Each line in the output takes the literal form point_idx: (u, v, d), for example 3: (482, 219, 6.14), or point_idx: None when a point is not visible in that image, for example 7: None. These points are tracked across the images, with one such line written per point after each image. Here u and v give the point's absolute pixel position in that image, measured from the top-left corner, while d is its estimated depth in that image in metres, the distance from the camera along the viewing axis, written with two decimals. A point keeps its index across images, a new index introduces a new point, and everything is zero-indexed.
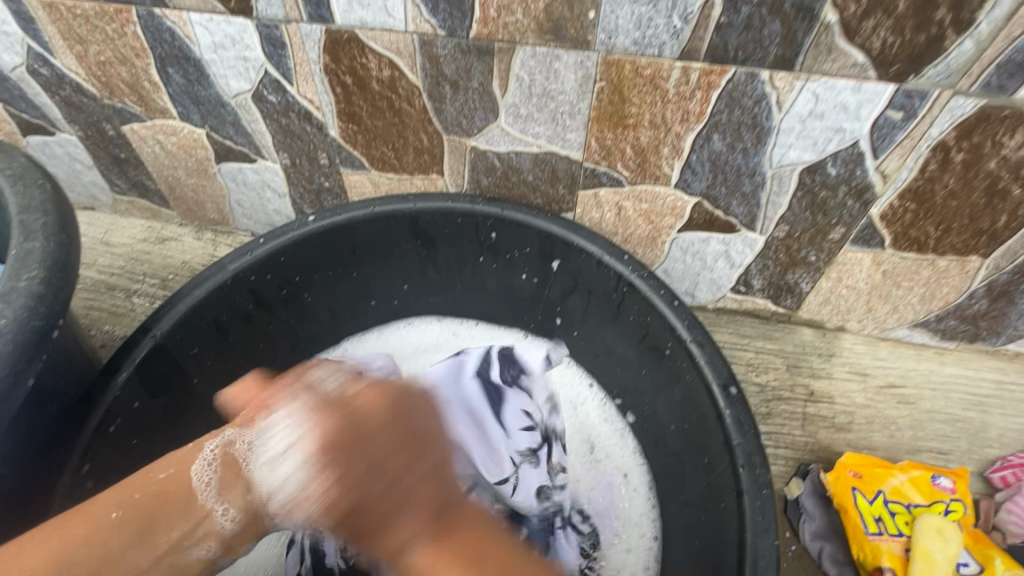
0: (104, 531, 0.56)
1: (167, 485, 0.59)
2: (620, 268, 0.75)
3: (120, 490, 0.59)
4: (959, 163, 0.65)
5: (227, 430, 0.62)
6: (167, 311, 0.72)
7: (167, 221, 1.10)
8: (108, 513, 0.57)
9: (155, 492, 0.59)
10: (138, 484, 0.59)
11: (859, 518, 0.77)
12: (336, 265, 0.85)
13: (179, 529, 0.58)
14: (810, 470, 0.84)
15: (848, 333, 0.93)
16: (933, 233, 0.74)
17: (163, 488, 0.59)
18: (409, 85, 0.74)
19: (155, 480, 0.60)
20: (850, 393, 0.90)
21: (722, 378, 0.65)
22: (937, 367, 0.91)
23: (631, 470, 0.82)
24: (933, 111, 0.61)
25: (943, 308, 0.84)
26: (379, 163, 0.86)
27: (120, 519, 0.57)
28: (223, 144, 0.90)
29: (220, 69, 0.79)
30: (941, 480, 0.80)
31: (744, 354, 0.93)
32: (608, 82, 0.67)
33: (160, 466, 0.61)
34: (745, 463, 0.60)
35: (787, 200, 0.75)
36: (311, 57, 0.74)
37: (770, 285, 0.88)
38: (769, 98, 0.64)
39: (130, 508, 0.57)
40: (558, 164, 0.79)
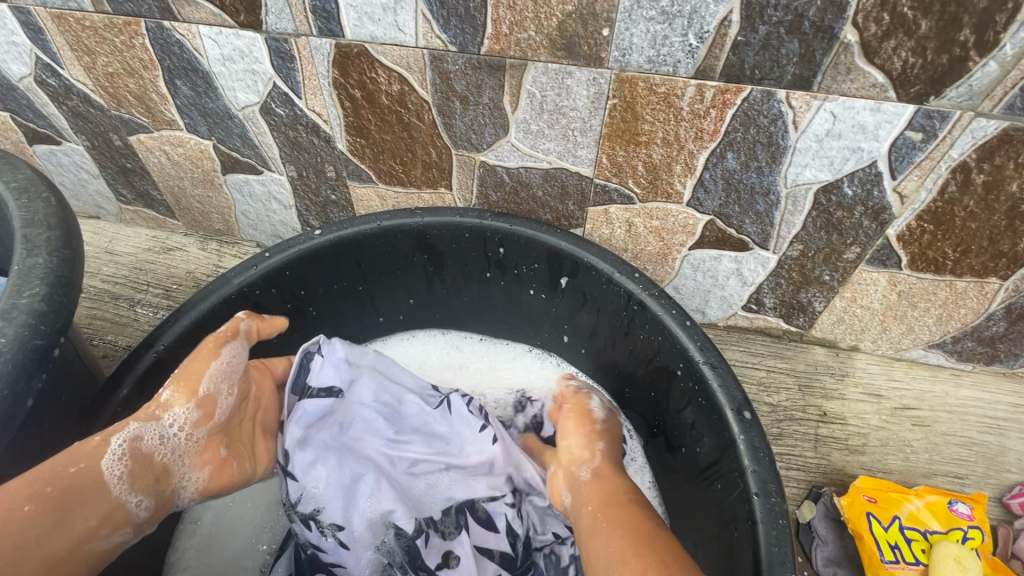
0: (13, 524, 0.49)
1: (81, 478, 0.54)
2: (631, 286, 0.74)
3: (29, 480, 0.52)
4: (979, 185, 0.64)
5: (131, 424, 0.60)
6: (171, 325, 0.71)
7: (172, 231, 1.10)
8: (17, 505, 0.50)
9: (65, 485, 0.53)
10: (44, 476, 0.53)
11: (875, 546, 0.75)
12: (342, 278, 0.84)
13: (96, 516, 0.54)
14: (822, 493, 0.82)
15: (861, 353, 0.92)
16: (951, 255, 0.72)
17: (79, 480, 0.54)
18: (419, 100, 0.73)
19: (65, 473, 0.54)
20: (864, 414, 0.88)
21: (735, 402, 0.63)
22: (953, 389, 0.89)
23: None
24: (954, 132, 0.60)
25: (959, 330, 0.82)
26: (386, 177, 0.86)
27: (33, 512, 0.50)
28: (230, 155, 0.90)
29: (228, 81, 0.78)
30: (958, 506, 0.78)
31: (755, 373, 0.91)
32: (621, 100, 0.66)
33: (69, 458, 0.55)
34: (761, 491, 0.58)
35: (802, 219, 0.73)
36: (320, 71, 0.73)
37: (782, 304, 0.87)
38: (785, 118, 0.63)
39: (45, 498, 0.52)
40: (568, 180, 0.78)
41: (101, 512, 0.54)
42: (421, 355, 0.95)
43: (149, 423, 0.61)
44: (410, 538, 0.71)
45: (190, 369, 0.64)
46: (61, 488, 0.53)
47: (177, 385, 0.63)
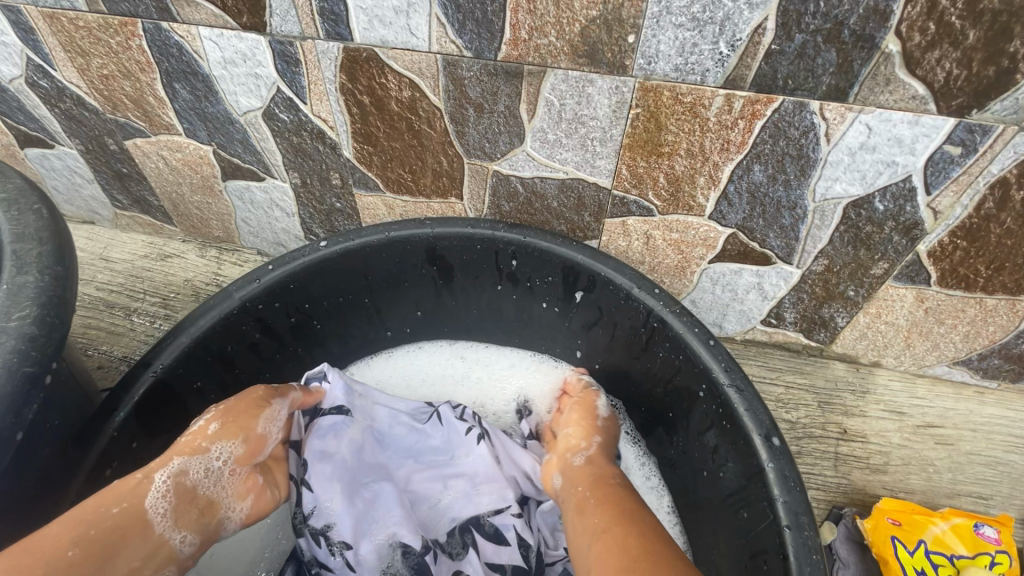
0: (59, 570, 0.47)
1: (125, 521, 0.53)
2: (651, 302, 0.71)
3: (70, 522, 0.51)
4: (1018, 201, 0.61)
5: (175, 460, 0.60)
6: (170, 343, 0.68)
7: (170, 237, 1.06)
8: (63, 550, 0.48)
9: (108, 528, 0.52)
10: (89, 519, 0.52)
11: (901, 571, 0.72)
12: (348, 290, 0.81)
13: (140, 556, 0.53)
14: (844, 514, 0.79)
15: (883, 369, 0.89)
16: (983, 272, 0.70)
17: (123, 523, 0.53)
18: (430, 107, 0.70)
19: (109, 515, 0.53)
20: (885, 432, 0.86)
21: (763, 428, 0.61)
22: (977, 407, 0.87)
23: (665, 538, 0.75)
24: (996, 147, 0.57)
25: (987, 348, 0.80)
26: (394, 185, 0.82)
27: (75, 557, 0.49)
28: (230, 161, 0.86)
29: (229, 86, 0.74)
30: (985, 530, 0.76)
31: (773, 388, 0.88)
32: (644, 109, 0.63)
33: (114, 498, 0.54)
34: (792, 524, 0.56)
35: (829, 233, 0.71)
36: (326, 76, 0.69)
37: (803, 319, 0.84)
38: (817, 130, 0.60)
39: (90, 542, 0.50)
40: (585, 190, 0.75)
41: (144, 553, 0.53)
42: (425, 367, 0.91)
43: (194, 456, 0.61)
44: (419, 556, 0.67)
45: (237, 407, 0.66)
46: (104, 531, 0.52)
47: (223, 422, 0.64)
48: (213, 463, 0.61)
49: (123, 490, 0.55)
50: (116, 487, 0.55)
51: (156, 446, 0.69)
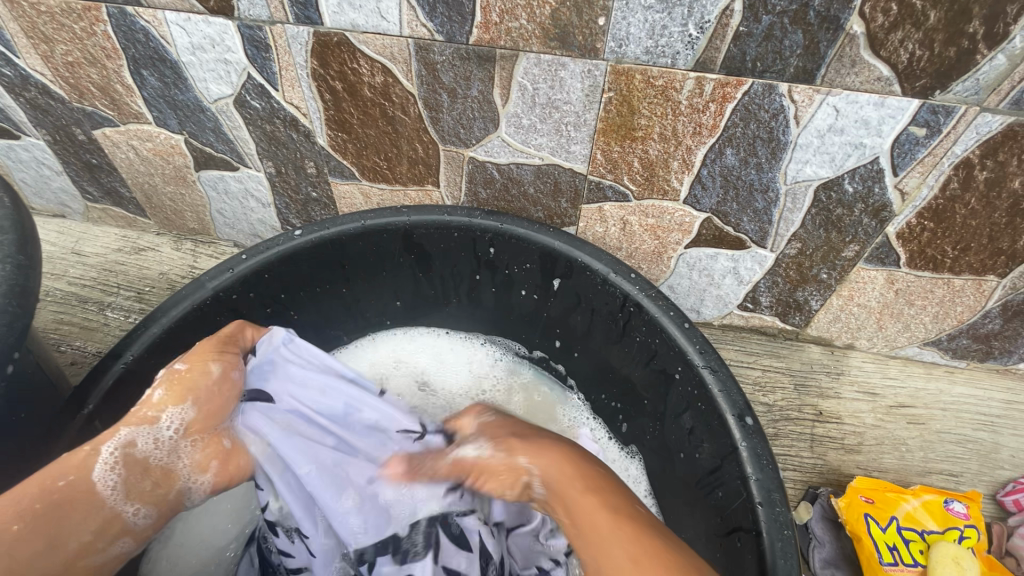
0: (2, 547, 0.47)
1: (71, 493, 0.53)
2: (627, 287, 0.72)
3: (14, 497, 0.50)
4: (981, 182, 0.63)
5: (122, 429, 0.57)
6: (140, 334, 0.67)
7: (144, 230, 1.04)
8: (6, 525, 0.48)
9: (55, 501, 0.52)
10: (30, 489, 0.51)
11: (873, 547, 0.74)
12: (325, 280, 0.81)
13: (92, 526, 0.54)
14: (820, 494, 0.81)
15: (856, 351, 0.91)
16: (950, 253, 0.71)
17: (67, 496, 0.52)
18: (403, 92, 0.69)
19: (54, 488, 0.52)
20: (859, 413, 0.87)
21: (737, 408, 0.62)
22: (947, 386, 0.89)
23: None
24: (959, 128, 0.58)
25: (955, 328, 0.81)
26: (370, 174, 0.82)
27: (21, 532, 0.49)
28: (203, 151, 0.85)
29: (199, 72, 0.73)
30: (953, 505, 0.78)
31: (750, 372, 0.90)
32: (617, 93, 0.63)
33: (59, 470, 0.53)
34: (764, 501, 0.57)
35: (801, 216, 0.72)
36: (297, 61, 0.69)
37: (778, 302, 0.85)
38: (786, 112, 0.61)
39: (34, 518, 0.50)
40: (561, 176, 0.75)
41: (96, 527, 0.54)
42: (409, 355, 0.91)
43: (140, 427, 0.58)
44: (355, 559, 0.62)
45: (183, 375, 0.62)
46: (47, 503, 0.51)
47: (167, 387, 0.61)
48: (158, 436, 0.58)
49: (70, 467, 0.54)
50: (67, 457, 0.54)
51: None
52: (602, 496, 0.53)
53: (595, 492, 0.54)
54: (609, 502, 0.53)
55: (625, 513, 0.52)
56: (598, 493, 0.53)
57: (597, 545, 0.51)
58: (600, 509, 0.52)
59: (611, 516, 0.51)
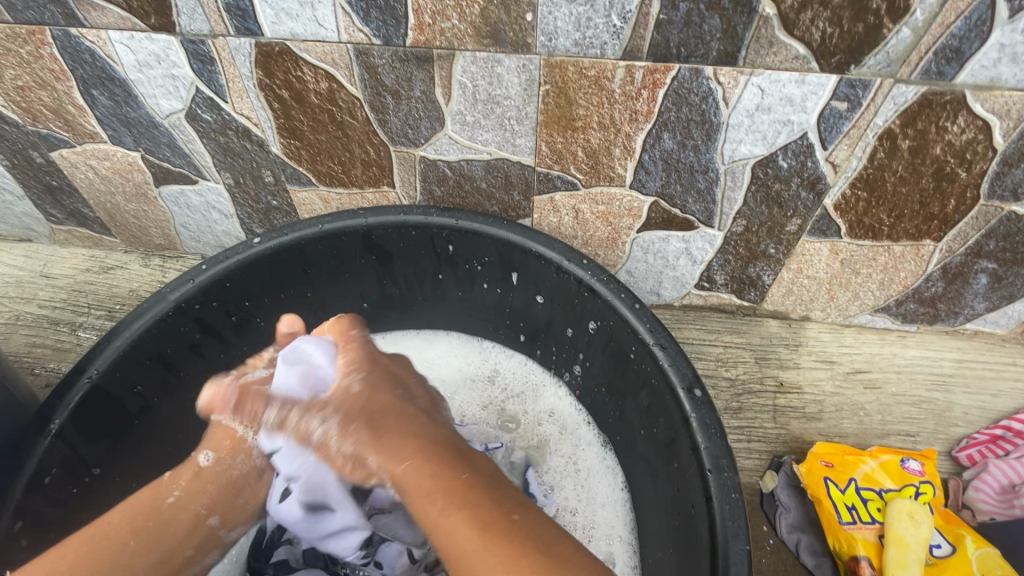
0: (162, 512, 0.59)
1: (203, 481, 0.63)
2: (580, 273, 0.74)
3: (131, 514, 0.58)
4: (906, 150, 0.65)
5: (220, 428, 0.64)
6: (103, 349, 0.68)
7: (111, 249, 1.05)
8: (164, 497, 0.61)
9: (165, 518, 0.59)
10: (176, 475, 0.63)
11: (832, 508, 0.77)
12: (289, 286, 0.82)
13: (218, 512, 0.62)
14: (784, 462, 0.83)
15: (813, 322, 0.94)
16: (886, 220, 0.74)
17: (197, 485, 0.63)
18: (349, 97, 0.71)
19: (167, 490, 0.61)
20: (818, 381, 0.90)
21: (686, 381, 0.64)
22: (900, 350, 0.92)
23: (615, 524, 0.78)
24: (877, 100, 0.61)
25: (902, 293, 0.85)
26: (326, 178, 0.83)
27: (167, 509, 0.60)
28: (160, 166, 0.86)
29: (148, 88, 0.74)
30: (909, 463, 0.81)
31: (712, 349, 0.92)
32: (553, 85, 0.65)
33: (170, 487, 0.62)
34: (713, 467, 0.59)
35: (742, 194, 0.74)
36: (242, 73, 0.70)
37: (733, 279, 0.88)
38: (715, 95, 0.63)
39: (211, 501, 0.63)
40: (510, 169, 0.77)
41: (196, 540, 0.60)
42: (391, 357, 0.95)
43: (233, 451, 0.65)
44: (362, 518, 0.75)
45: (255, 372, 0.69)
46: (153, 533, 0.58)
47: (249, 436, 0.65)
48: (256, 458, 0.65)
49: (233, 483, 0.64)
50: (175, 476, 0.63)
51: (95, 450, 0.70)
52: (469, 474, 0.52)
53: (460, 491, 0.49)
54: (510, 540, 0.46)
55: (479, 503, 0.49)
56: (470, 491, 0.50)
57: (454, 526, 0.48)
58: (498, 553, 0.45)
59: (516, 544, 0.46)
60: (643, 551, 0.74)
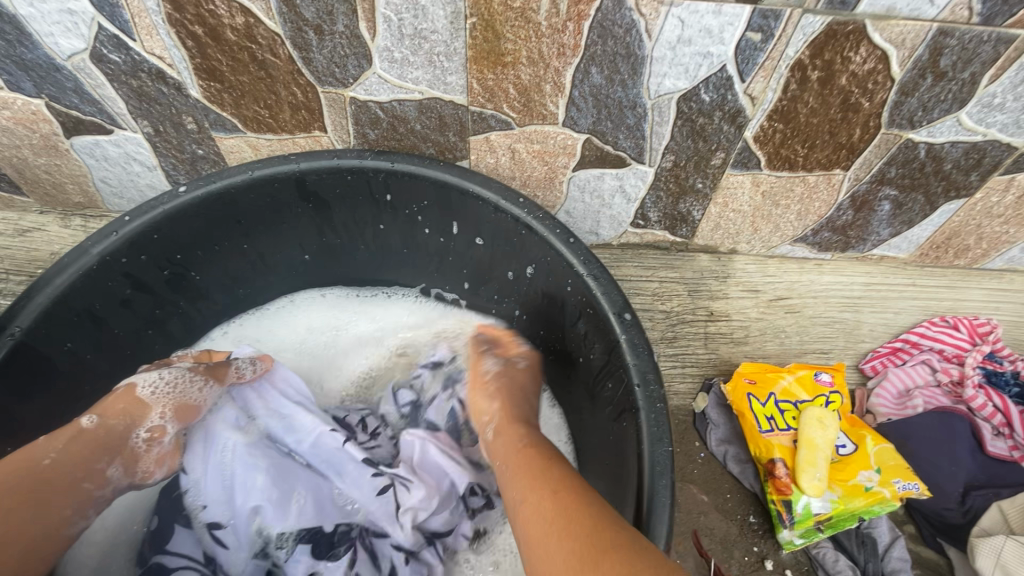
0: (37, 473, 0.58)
1: (51, 471, 0.58)
2: (516, 211, 0.75)
3: (1, 475, 0.56)
4: (815, 81, 0.69)
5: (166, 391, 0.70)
6: (24, 305, 0.65)
7: (24, 210, 0.98)
8: (36, 461, 0.58)
9: (43, 475, 0.58)
10: (22, 461, 0.58)
11: (753, 419, 0.85)
12: (222, 237, 0.80)
13: (70, 503, 0.59)
14: (713, 383, 0.91)
15: (740, 255, 1.00)
16: (800, 151, 0.79)
17: (47, 473, 0.58)
18: (268, 32, 0.68)
19: (39, 466, 0.58)
20: (745, 309, 0.97)
21: (617, 306, 0.68)
22: (817, 277, 0.99)
23: None
24: (788, 31, 0.64)
25: (817, 223, 0.91)
26: (254, 124, 0.80)
27: (8, 500, 0.54)
28: (69, 115, 0.80)
29: (43, 26, 0.69)
30: (821, 376, 0.89)
31: (648, 284, 0.97)
32: (479, 18, 0.65)
33: (44, 449, 0.59)
34: (641, 381, 0.64)
35: (669, 129, 0.77)
36: (149, 6, 0.65)
37: (665, 216, 0.92)
38: (637, 26, 0.65)
39: (19, 491, 0.55)
40: (444, 109, 0.76)
41: (71, 502, 0.59)
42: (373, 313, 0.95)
43: (123, 415, 0.66)
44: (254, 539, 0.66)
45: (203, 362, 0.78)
46: (31, 498, 0.56)
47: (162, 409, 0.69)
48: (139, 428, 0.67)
49: (110, 445, 0.64)
50: (51, 439, 0.61)
51: (27, 409, 0.68)
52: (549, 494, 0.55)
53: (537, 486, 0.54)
54: (579, 540, 0.47)
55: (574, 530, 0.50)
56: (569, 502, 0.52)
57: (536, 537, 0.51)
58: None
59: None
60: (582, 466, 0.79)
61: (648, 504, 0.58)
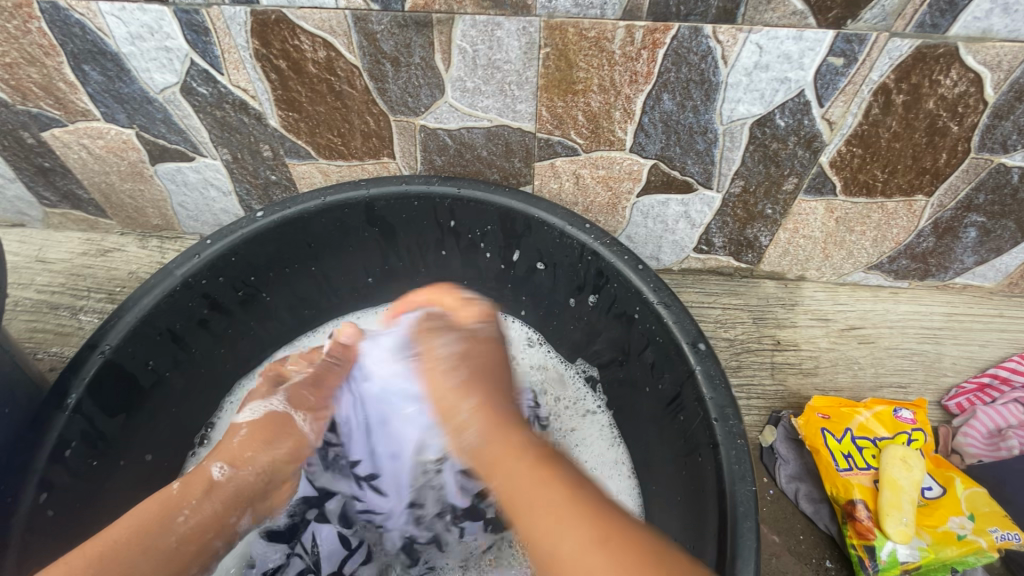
0: (173, 533, 0.56)
1: (192, 531, 0.57)
2: (583, 237, 0.74)
3: (138, 527, 0.55)
4: (900, 105, 0.67)
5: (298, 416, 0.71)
6: (115, 324, 0.68)
7: (107, 232, 1.04)
8: (175, 516, 0.57)
9: (178, 538, 0.56)
10: (160, 516, 0.56)
11: (830, 457, 0.80)
12: (293, 260, 0.82)
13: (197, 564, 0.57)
14: (782, 416, 0.86)
15: (808, 282, 0.97)
16: (880, 176, 0.76)
17: (190, 534, 0.56)
18: (348, 65, 0.70)
19: (176, 525, 0.56)
20: (814, 338, 0.93)
21: (690, 336, 0.66)
22: (893, 305, 0.95)
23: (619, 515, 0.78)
24: (873, 55, 0.62)
25: (894, 250, 0.87)
26: (326, 151, 0.83)
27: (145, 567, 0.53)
28: (156, 143, 0.85)
29: (141, 62, 0.73)
30: (901, 412, 0.84)
31: (711, 311, 0.94)
32: (553, 48, 0.66)
33: (181, 503, 0.58)
34: (719, 416, 0.61)
35: (740, 154, 0.75)
36: (239, 43, 0.69)
37: (730, 242, 0.90)
38: (714, 54, 0.64)
39: (158, 556, 0.54)
40: (511, 136, 0.77)
41: (203, 559, 0.58)
42: None
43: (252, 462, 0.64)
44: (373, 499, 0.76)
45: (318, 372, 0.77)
46: (162, 558, 0.54)
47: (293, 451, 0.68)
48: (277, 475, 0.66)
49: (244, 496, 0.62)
50: (187, 488, 0.59)
51: (112, 425, 0.71)
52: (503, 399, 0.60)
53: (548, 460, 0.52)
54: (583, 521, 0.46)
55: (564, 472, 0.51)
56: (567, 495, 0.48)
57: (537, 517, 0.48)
58: (529, 498, 0.49)
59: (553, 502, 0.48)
60: (647, 500, 0.76)
61: (733, 550, 0.54)
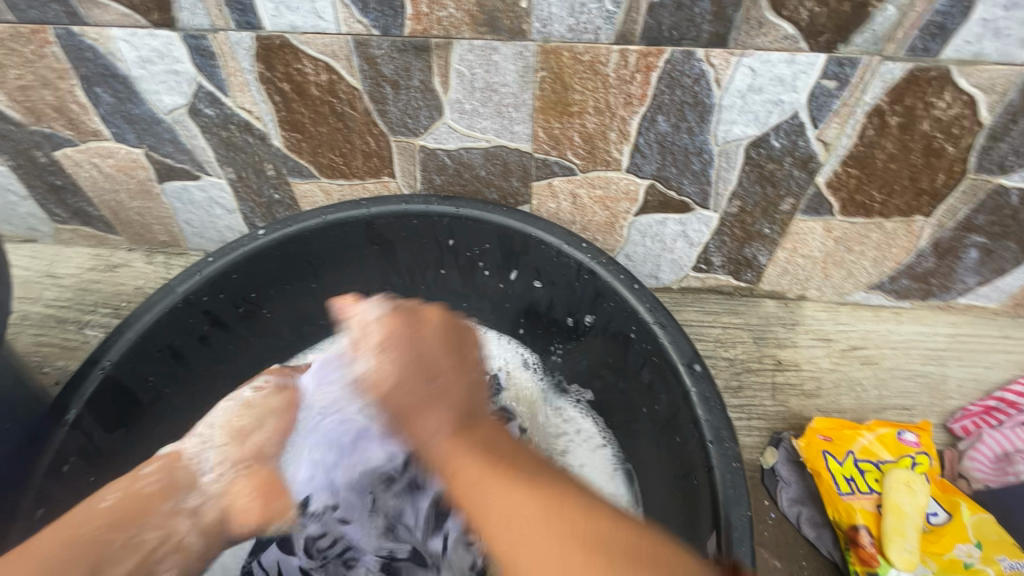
0: (81, 522, 0.56)
1: (123, 503, 0.59)
2: (580, 256, 0.75)
3: (57, 533, 0.55)
4: (895, 127, 0.67)
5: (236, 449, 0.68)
6: (116, 340, 0.69)
7: (115, 247, 1.06)
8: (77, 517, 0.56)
9: (66, 531, 0.55)
10: (78, 516, 0.57)
11: (831, 480, 0.79)
12: (294, 278, 0.84)
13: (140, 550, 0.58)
14: (783, 437, 0.85)
15: (809, 302, 0.96)
16: (877, 197, 0.76)
17: (118, 506, 0.58)
18: (349, 88, 0.72)
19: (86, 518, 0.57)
20: (816, 359, 0.92)
21: (686, 357, 0.66)
22: (895, 326, 0.94)
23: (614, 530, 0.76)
24: (866, 78, 0.62)
25: (895, 269, 0.87)
26: (328, 170, 0.85)
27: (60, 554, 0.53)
28: (164, 163, 0.87)
29: (150, 85, 0.76)
30: (906, 435, 0.82)
31: (711, 330, 0.94)
32: (548, 72, 0.67)
33: (102, 493, 0.60)
34: (714, 439, 0.61)
35: (736, 175, 0.76)
36: (244, 67, 0.71)
37: (729, 260, 0.90)
38: (707, 77, 0.65)
39: (76, 545, 0.54)
40: (509, 157, 0.78)
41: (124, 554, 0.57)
42: None
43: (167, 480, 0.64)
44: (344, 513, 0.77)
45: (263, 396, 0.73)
46: (75, 543, 0.54)
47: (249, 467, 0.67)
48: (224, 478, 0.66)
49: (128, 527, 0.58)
50: (103, 488, 0.60)
51: (110, 439, 0.71)
52: (467, 373, 0.68)
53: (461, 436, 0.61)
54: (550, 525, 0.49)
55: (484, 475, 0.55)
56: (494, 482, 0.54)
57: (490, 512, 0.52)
58: (477, 474, 0.56)
59: (512, 484, 0.54)
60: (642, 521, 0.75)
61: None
